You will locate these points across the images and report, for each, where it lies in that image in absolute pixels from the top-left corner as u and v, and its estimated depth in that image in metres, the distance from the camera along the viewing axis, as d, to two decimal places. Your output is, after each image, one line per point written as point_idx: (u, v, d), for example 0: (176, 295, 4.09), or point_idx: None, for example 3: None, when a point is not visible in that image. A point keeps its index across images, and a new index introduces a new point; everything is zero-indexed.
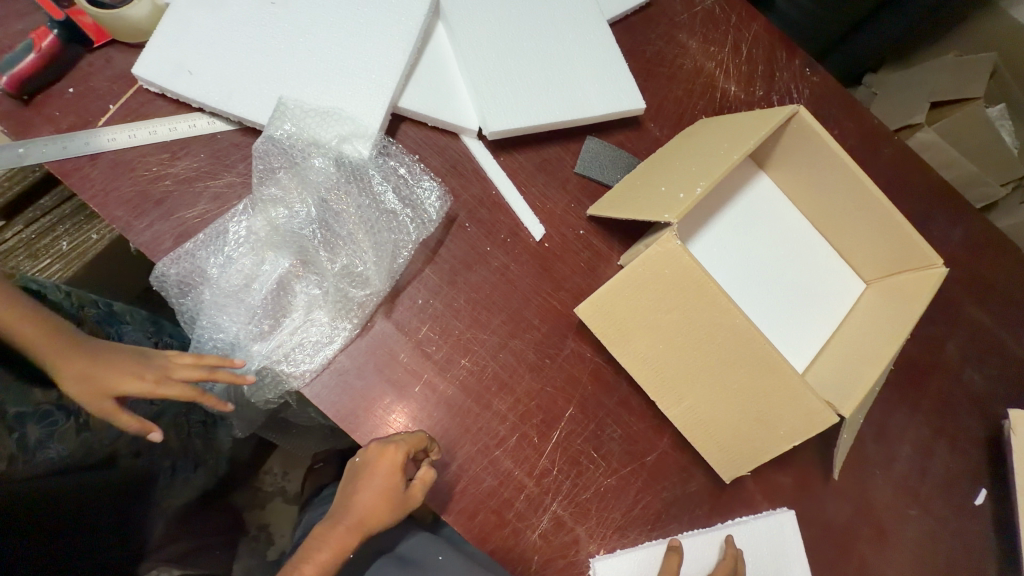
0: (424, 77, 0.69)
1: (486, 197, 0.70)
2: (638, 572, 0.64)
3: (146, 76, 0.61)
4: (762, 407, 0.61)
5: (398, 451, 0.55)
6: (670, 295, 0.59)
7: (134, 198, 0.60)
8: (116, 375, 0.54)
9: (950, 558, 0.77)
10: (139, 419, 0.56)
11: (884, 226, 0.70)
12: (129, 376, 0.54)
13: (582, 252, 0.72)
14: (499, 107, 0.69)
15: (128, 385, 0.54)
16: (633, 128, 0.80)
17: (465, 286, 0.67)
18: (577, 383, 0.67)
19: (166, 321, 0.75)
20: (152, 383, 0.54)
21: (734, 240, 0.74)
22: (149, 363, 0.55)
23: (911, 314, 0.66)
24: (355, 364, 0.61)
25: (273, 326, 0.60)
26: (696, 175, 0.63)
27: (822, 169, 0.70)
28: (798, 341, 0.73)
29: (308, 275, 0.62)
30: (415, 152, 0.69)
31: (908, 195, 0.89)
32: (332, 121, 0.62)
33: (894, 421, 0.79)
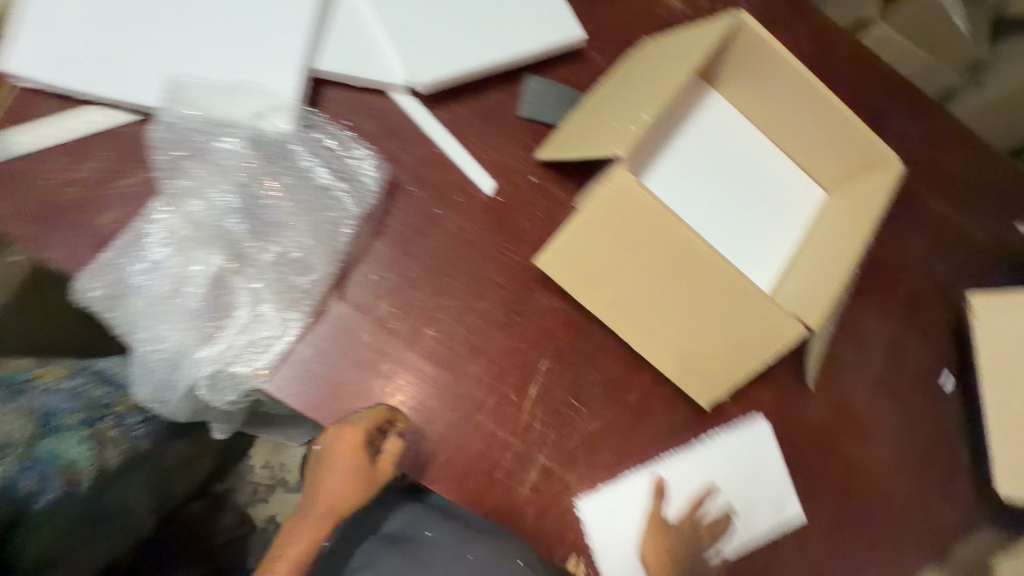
0: (340, 31, 0.63)
1: (429, 156, 0.66)
2: (615, 502, 0.66)
3: (21, 71, 0.54)
4: (735, 333, 0.61)
5: (357, 429, 0.56)
6: (631, 232, 0.57)
7: (40, 212, 0.54)
8: None
9: (927, 444, 0.80)
10: None
11: (838, 131, 0.69)
12: None
13: (539, 200, 0.69)
14: (425, 57, 0.64)
15: None
16: (577, 60, 0.75)
17: (420, 254, 0.63)
18: (551, 335, 0.66)
19: None
20: None
21: (691, 165, 0.71)
22: None
23: (869, 215, 0.66)
24: (316, 352, 0.59)
25: (217, 327, 0.57)
26: (641, 103, 0.60)
27: (772, 78, 0.68)
28: (765, 260, 0.72)
29: (246, 269, 0.58)
30: (345, 118, 0.64)
31: (865, 94, 0.87)
32: (242, 97, 0.57)
33: (865, 323, 0.81)
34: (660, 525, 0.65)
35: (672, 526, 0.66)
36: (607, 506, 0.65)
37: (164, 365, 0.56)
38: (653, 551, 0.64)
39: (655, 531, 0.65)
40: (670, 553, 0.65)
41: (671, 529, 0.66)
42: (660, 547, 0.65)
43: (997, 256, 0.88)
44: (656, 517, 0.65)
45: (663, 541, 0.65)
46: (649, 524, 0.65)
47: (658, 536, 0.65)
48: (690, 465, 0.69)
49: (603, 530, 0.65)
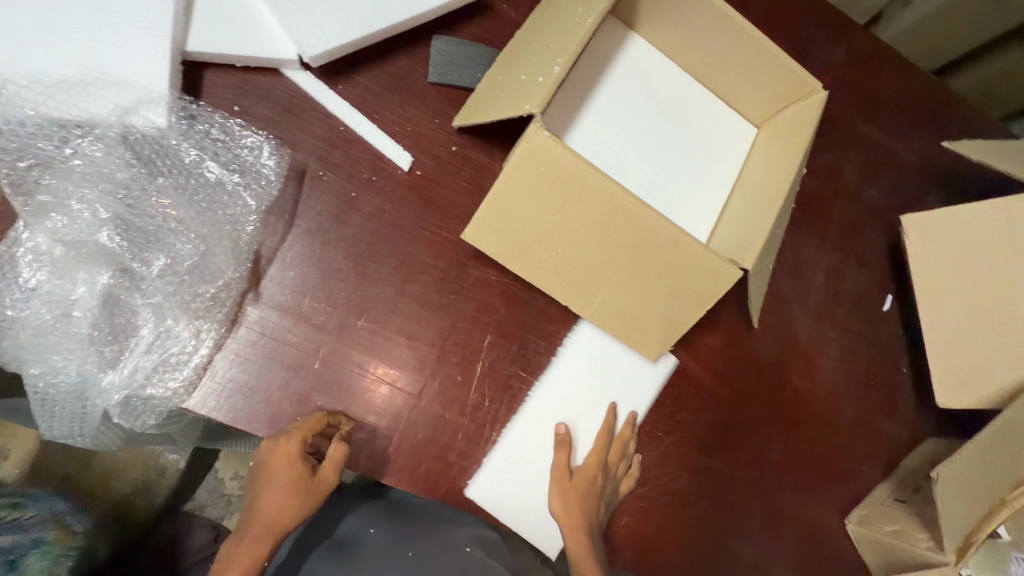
0: (213, 4, 0.56)
1: (335, 136, 0.61)
2: (510, 449, 0.62)
3: None
4: (672, 282, 0.60)
5: (292, 440, 0.53)
6: (553, 194, 0.55)
7: None
8: None
9: (870, 364, 0.83)
10: None
11: (763, 64, 0.66)
12: None
13: (461, 170, 0.65)
14: (315, 25, 0.58)
15: None
16: (487, 14, 0.70)
17: (339, 242, 0.59)
18: (491, 309, 0.64)
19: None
20: None
21: (616, 116, 0.69)
22: None
23: (797, 148, 0.65)
24: (238, 360, 0.55)
25: (120, 350, 0.52)
26: (552, 54, 0.56)
27: (690, 13, 0.64)
28: (700, 206, 0.71)
29: (141, 284, 0.53)
30: (233, 104, 0.58)
31: (789, 23, 0.85)
32: (103, 92, 0.51)
33: (804, 256, 0.82)
34: (568, 474, 0.63)
35: (578, 475, 0.63)
36: (508, 464, 0.62)
37: (65, 398, 0.52)
38: (562, 505, 0.61)
39: (561, 482, 0.62)
40: (581, 503, 0.62)
41: (578, 479, 0.63)
42: (572, 501, 0.62)
43: (926, 174, 0.89)
44: (563, 467, 0.63)
45: (572, 493, 0.62)
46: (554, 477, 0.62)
47: (568, 488, 0.62)
48: (592, 412, 0.66)
49: (506, 490, 0.62)
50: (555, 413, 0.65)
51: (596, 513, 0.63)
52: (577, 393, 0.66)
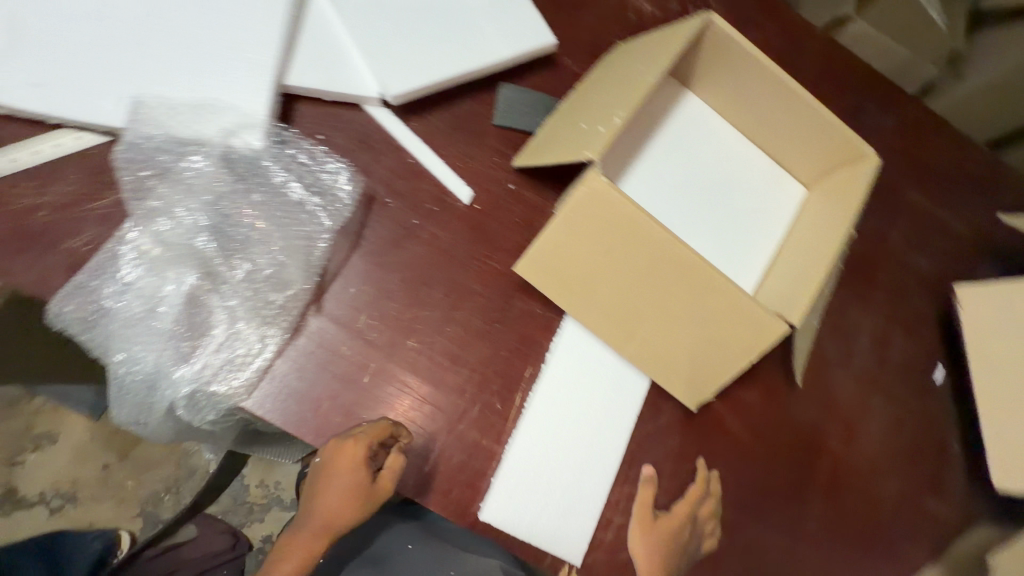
0: (309, 46, 0.63)
1: (403, 167, 0.66)
2: (577, 482, 0.64)
3: None
4: (716, 331, 0.60)
5: (358, 445, 0.55)
6: (608, 235, 0.57)
7: (9, 237, 0.54)
8: None
9: (918, 435, 0.80)
10: None
11: (815, 126, 0.68)
12: None
13: (515, 207, 0.69)
14: (396, 69, 0.64)
15: None
16: (549, 66, 0.75)
17: (397, 265, 0.63)
18: (532, 341, 0.66)
19: None
20: None
21: (668, 165, 0.72)
22: None
23: (849, 209, 0.65)
24: (294, 367, 0.58)
25: (194, 347, 0.56)
26: (613, 106, 0.60)
27: (745, 74, 0.67)
28: (746, 259, 0.72)
29: (220, 288, 0.57)
30: (317, 133, 0.64)
31: (838, 89, 0.88)
32: (212, 116, 0.57)
33: (849, 317, 0.81)
34: (651, 515, 0.65)
35: (660, 521, 0.65)
36: (526, 488, 0.62)
37: (140, 387, 0.56)
38: (643, 545, 0.63)
39: (644, 521, 0.65)
40: (664, 547, 0.63)
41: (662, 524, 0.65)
42: (654, 543, 0.64)
43: (977, 244, 0.88)
44: (647, 507, 0.65)
45: (650, 535, 0.64)
46: (638, 518, 0.65)
47: (649, 528, 0.64)
48: (601, 439, 0.65)
49: (519, 516, 0.61)
50: (553, 429, 0.64)
51: (676, 561, 0.64)
52: (578, 413, 0.65)
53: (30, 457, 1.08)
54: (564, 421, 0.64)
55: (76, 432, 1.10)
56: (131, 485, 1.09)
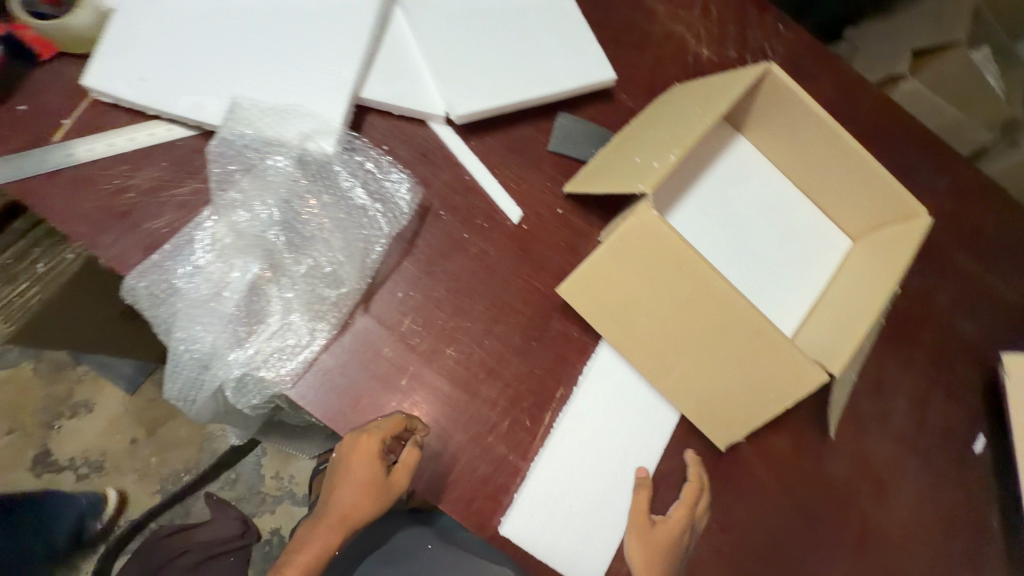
0: (386, 63, 0.67)
1: (459, 183, 0.69)
2: (594, 502, 0.64)
3: (97, 85, 0.59)
4: (752, 373, 0.60)
5: (373, 438, 0.56)
6: (651, 267, 0.58)
7: (97, 213, 0.58)
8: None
9: (953, 505, 0.77)
10: None
11: (867, 180, 0.68)
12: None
13: (562, 231, 0.71)
14: (464, 90, 0.67)
15: None
16: (606, 100, 0.78)
17: (444, 275, 0.66)
18: (565, 363, 0.67)
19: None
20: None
21: (714, 204, 0.73)
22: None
23: (897, 266, 0.65)
24: (338, 362, 0.61)
25: (249, 332, 0.59)
26: (668, 144, 0.62)
27: (799, 124, 0.68)
28: (786, 304, 0.73)
29: (279, 280, 0.61)
30: (383, 144, 0.68)
31: (891, 146, 0.88)
32: (292, 120, 0.61)
33: (888, 375, 0.79)
34: (649, 524, 0.63)
35: (659, 530, 0.63)
36: (547, 508, 0.62)
37: (196, 364, 0.59)
38: (640, 553, 0.61)
39: (641, 528, 0.63)
40: (662, 556, 0.61)
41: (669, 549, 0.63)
42: (652, 552, 0.61)
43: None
44: (644, 517, 0.63)
45: (648, 546, 0.62)
46: (635, 527, 0.63)
47: (647, 540, 0.62)
48: (625, 466, 0.66)
49: (538, 535, 0.62)
50: (579, 451, 0.64)
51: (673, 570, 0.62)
52: (605, 439, 0.65)
53: (67, 423, 1.13)
54: (590, 445, 0.65)
55: (112, 404, 1.14)
56: (155, 462, 1.13)
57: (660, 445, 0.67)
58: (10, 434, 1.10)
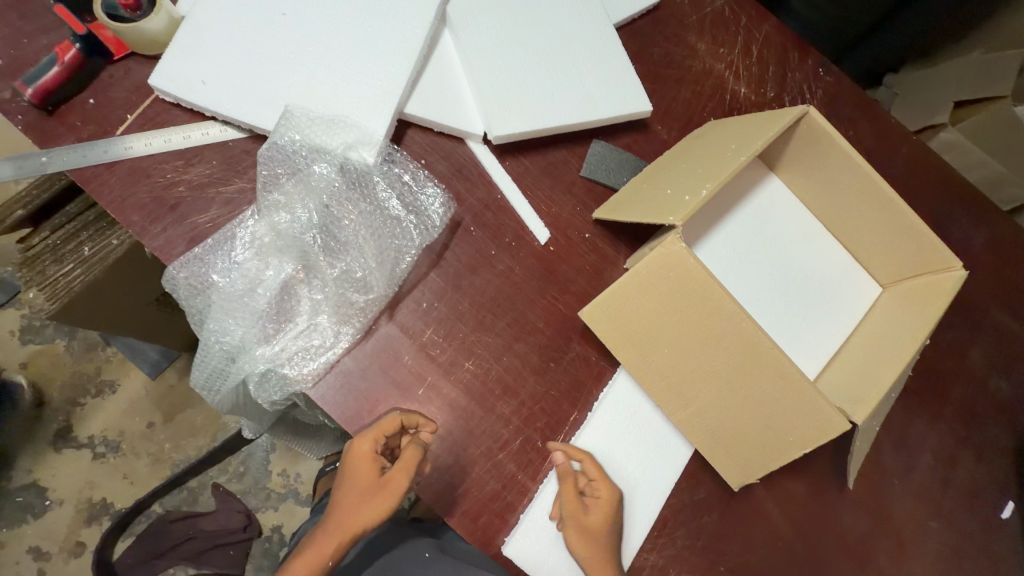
0: (432, 82, 0.70)
1: (491, 201, 0.71)
2: None
3: (162, 86, 0.62)
4: (771, 414, 0.59)
5: (365, 440, 0.57)
6: (674, 297, 0.59)
7: (150, 204, 0.62)
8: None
9: (972, 571, 0.75)
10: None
11: (902, 229, 0.68)
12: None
13: (588, 255, 0.72)
14: (504, 113, 0.69)
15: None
16: (641, 130, 0.80)
17: (470, 289, 0.67)
18: (582, 387, 0.67)
19: None
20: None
21: (743, 241, 0.73)
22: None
23: (928, 318, 0.63)
24: (359, 365, 0.62)
25: (277, 330, 0.61)
26: (701, 179, 0.63)
27: (835, 168, 0.68)
28: (810, 347, 0.72)
29: (311, 281, 0.63)
30: (421, 157, 0.70)
31: (928, 195, 0.87)
32: (338, 129, 0.64)
33: (914, 429, 0.77)
34: (580, 508, 0.60)
35: (593, 515, 0.60)
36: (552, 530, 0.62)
37: (224, 356, 0.61)
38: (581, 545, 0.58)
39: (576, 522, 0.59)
40: (602, 539, 0.59)
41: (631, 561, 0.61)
42: (593, 539, 0.59)
43: None
44: (576, 502, 0.60)
45: (589, 534, 0.59)
46: (571, 515, 0.60)
47: (585, 528, 0.59)
48: (634, 495, 0.65)
49: (544, 558, 0.62)
50: None
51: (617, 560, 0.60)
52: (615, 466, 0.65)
53: (91, 401, 1.16)
54: None
55: (134, 386, 1.17)
56: (169, 448, 1.16)
57: (671, 478, 0.67)
58: (37, 406, 1.15)
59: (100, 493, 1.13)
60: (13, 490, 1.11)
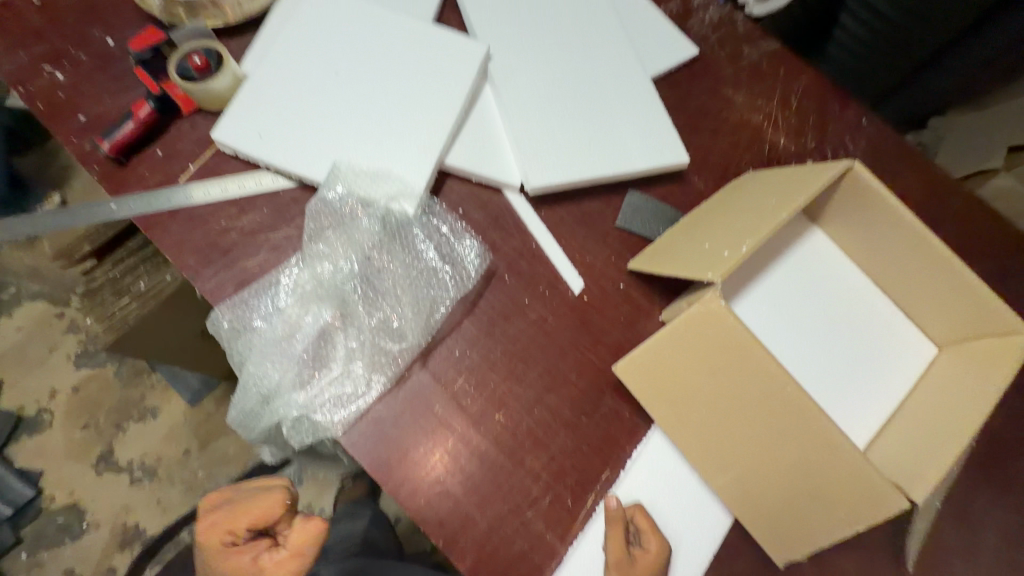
0: (472, 134, 0.73)
1: (526, 249, 0.72)
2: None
3: (223, 140, 0.67)
4: (821, 486, 0.55)
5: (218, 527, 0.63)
6: (711, 355, 0.57)
7: (204, 249, 0.65)
8: (64, 375, 1.22)
9: None
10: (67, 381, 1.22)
11: (957, 287, 0.64)
12: (62, 372, 1.22)
13: (622, 305, 0.71)
14: (542, 165, 0.71)
15: (66, 375, 1.22)
16: (677, 181, 0.80)
17: (502, 337, 0.67)
18: (615, 445, 0.65)
19: (41, 373, 1.22)
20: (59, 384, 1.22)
21: (784, 297, 0.71)
22: (60, 361, 1.23)
23: (993, 385, 0.58)
24: (390, 413, 0.63)
25: (313, 374, 0.63)
26: (741, 234, 0.62)
27: (880, 223, 0.66)
28: (857, 412, 0.68)
29: (347, 328, 0.64)
30: (459, 207, 0.72)
31: (981, 248, 0.83)
32: (382, 183, 0.67)
33: (980, 505, 0.70)
34: (627, 556, 0.59)
35: (637, 566, 0.59)
36: None
37: (259, 397, 0.63)
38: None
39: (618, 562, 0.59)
40: None
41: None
42: None
43: None
44: (620, 551, 0.59)
45: None
46: (613, 564, 0.59)
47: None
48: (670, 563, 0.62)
49: None
50: None
51: None
52: None
53: (133, 426, 1.21)
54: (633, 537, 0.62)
55: (173, 414, 1.22)
56: (201, 476, 1.19)
57: (711, 546, 0.63)
58: (84, 429, 1.20)
59: (134, 517, 1.16)
60: (55, 510, 1.15)
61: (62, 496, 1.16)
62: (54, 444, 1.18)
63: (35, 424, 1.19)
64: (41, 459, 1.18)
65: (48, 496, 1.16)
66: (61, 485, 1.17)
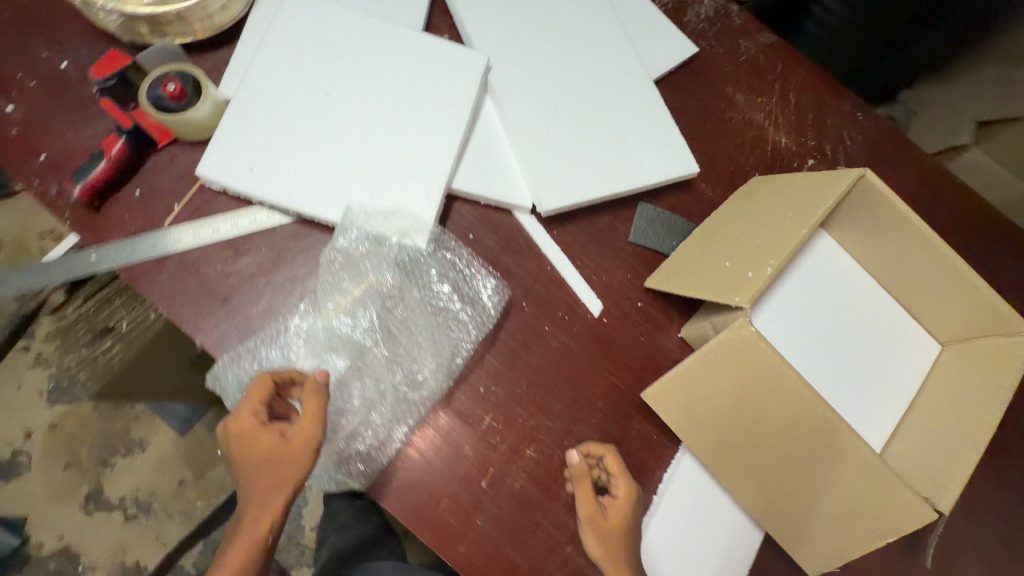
0: (477, 153, 0.69)
1: (541, 273, 0.69)
2: None
3: (209, 175, 0.61)
4: (853, 502, 0.57)
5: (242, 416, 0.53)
6: (742, 381, 0.57)
7: (202, 299, 0.60)
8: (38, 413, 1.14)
9: None
10: (42, 418, 1.14)
11: (964, 291, 0.66)
12: (36, 409, 1.14)
13: (642, 325, 0.70)
14: (553, 184, 0.68)
15: (40, 413, 1.15)
16: (685, 189, 0.79)
17: (526, 369, 0.65)
18: (644, 469, 0.65)
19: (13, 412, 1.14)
20: (34, 423, 1.14)
21: (800, 307, 0.71)
22: (32, 397, 1.15)
23: (1003, 387, 0.61)
24: (419, 458, 0.60)
25: (331, 425, 0.60)
26: (763, 251, 0.61)
27: (890, 231, 0.67)
28: (874, 417, 0.70)
29: (364, 376, 0.62)
30: (469, 232, 0.69)
31: (976, 239, 0.85)
32: (392, 219, 0.63)
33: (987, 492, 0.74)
34: (597, 508, 0.58)
35: (609, 516, 0.58)
36: None
37: None
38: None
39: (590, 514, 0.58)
40: (617, 534, 0.57)
41: (613, 522, 0.58)
42: (609, 538, 0.57)
43: None
44: (590, 501, 0.59)
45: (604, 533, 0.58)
46: (585, 514, 0.58)
47: (600, 526, 0.58)
48: None
49: None
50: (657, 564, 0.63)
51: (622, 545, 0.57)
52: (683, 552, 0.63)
53: (121, 461, 1.14)
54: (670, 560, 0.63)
55: (163, 445, 1.16)
56: (199, 506, 1.14)
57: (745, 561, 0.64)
58: (66, 468, 1.13)
59: (133, 556, 1.11)
60: (44, 557, 1.09)
61: (51, 541, 1.10)
62: (35, 487, 1.11)
63: (11, 467, 1.12)
64: (22, 504, 1.11)
65: (35, 543, 1.09)
66: (47, 529, 1.10)
